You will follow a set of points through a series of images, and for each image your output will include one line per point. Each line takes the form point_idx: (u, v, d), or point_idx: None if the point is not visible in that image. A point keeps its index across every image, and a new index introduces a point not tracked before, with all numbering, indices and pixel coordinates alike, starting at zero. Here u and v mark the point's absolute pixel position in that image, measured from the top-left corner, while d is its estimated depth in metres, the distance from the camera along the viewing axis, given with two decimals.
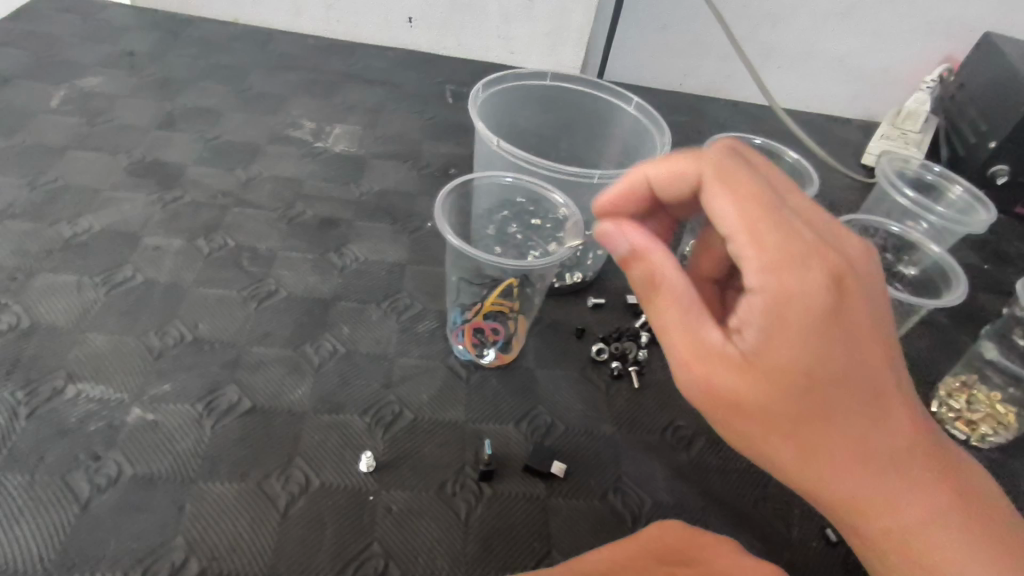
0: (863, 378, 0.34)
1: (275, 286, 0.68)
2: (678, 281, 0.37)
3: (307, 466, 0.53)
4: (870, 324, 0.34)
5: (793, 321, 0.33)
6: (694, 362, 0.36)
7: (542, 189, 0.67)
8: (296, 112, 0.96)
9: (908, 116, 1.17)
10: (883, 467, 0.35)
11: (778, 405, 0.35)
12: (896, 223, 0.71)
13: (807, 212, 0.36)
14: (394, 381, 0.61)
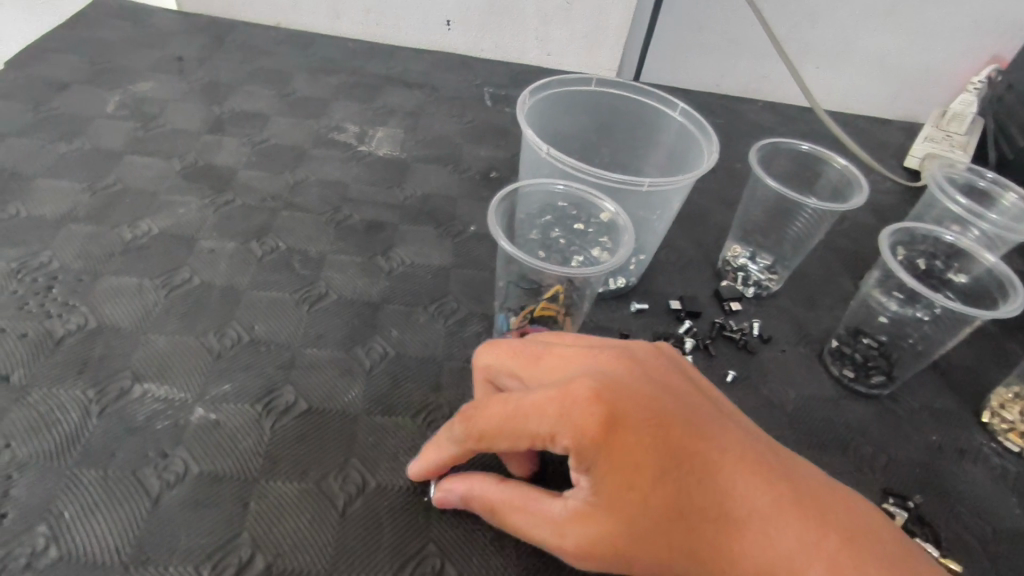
0: (681, 478, 0.40)
1: (325, 289, 0.69)
2: (503, 490, 0.47)
3: (362, 467, 0.54)
4: (655, 431, 0.40)
5: (593, 455, 0.39)
6: (556, 529, 0.43)
7: (594, 197, 0.68)
8: (339, 116, 0.97)
9: (953, 118, 1.15)
10: (753, 538, 0.39)
11: (632, 546, 0.41)
12: (950, 233, 0.69)
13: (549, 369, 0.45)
14: (444, 384, 0.62)
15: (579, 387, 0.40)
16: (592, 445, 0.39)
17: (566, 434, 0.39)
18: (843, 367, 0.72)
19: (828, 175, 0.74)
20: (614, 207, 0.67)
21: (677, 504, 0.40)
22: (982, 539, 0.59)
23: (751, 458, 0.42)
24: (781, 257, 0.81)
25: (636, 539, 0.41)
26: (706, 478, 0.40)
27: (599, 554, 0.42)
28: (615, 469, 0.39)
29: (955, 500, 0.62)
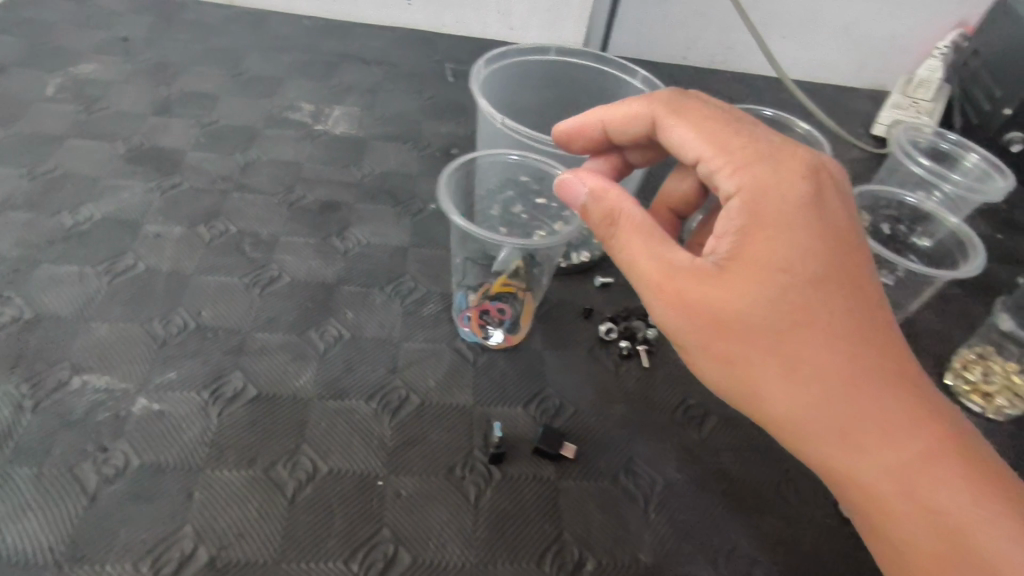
0: (823, 269, 0.38)
1: (277, 272, 0.67)
2: (635, 213, 0.42)
3: (314, 452, 0.53)
4: (831, 214, 0.39)
5: (758, 219, 0.38)
6: (663, 278, 0.40)
7: (546, 163, 0.65)
8: (294, 95, 0.94)
9: (920, 84, 1.17)
10: (874, 389, 0.37)
11: (750, 325, 0.38)
12: (911, 194, 0.69)
13: (747, 149, 0.40)
14: (400, 366, 0.61)
15: (792, 157, 0.40)
16: (756, 210, 0.38)
17: (758, 180, 0.39)
18: None
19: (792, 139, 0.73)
20: (566, 173, 0.65)
21: (816, 313, 0.37)
22: None
23: (899, 343, 0.38)
24: None
25: (757, 325, 0.38)
26: (862, 293, 0.38)
27: (694, 326, 0.39)
28: (736, 279, 0.38)
29: None
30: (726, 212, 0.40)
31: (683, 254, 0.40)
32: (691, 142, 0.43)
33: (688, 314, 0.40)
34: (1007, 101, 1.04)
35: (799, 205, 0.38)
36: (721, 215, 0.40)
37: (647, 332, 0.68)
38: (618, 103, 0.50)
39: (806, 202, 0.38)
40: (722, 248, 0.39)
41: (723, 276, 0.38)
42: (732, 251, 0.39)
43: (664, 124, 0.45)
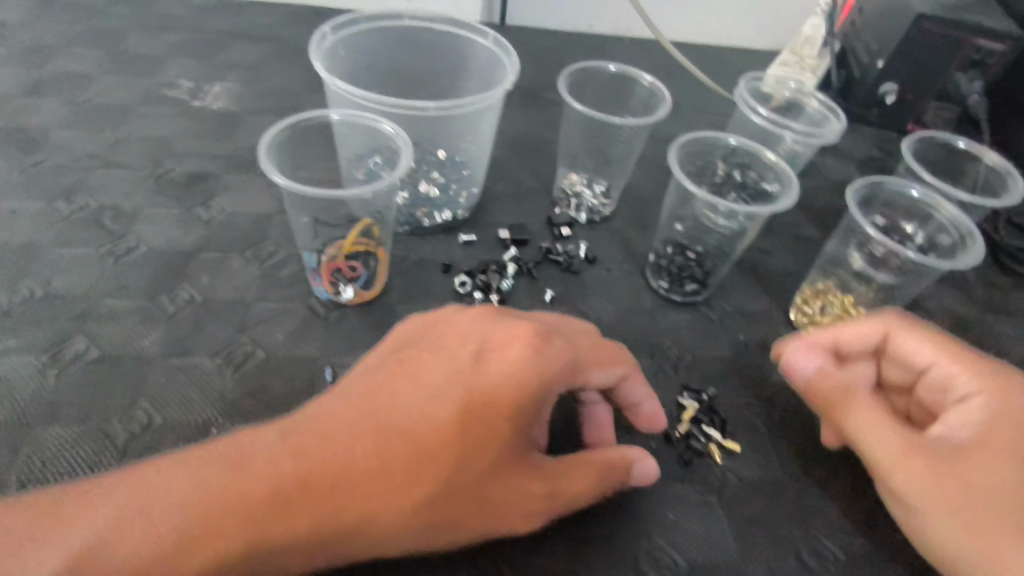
0: (457, 395, 0.44)
1: (134, 242, 0.68)
2: (523, 328, 0.48)
3: (150, 407, 0.55)
4: (504, 344, 0.46)
5: (505, 357, 0.45)
6: (482, 396, 0.44)
7: (371, 119, 0.64)
8: (173, 72, 0.94)
9: (806, 42, 1.23)
10: (427, 460, 0.42)
11: (360, 448, 0.41)
12: (732, 135, 0.74)
13: (483, 349, 0.46)
14: (250, 324, 0.63)
15: (520, 331, 0.47)
16: (471, 368, 0.45)
17: (523, 335, 0.47)
18: (659, 279, 0.75)
19: (637, 91, 0.76)
20: (393, 127, 0.63)
21: (447, 408, 0.43)
22: (769, 423, 0.63)
23: (495, 420, 0.44)
24: (613, 180, 0.84)
25: (380, 441, 0.42)
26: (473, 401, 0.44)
27: (393, 447, 0.42)
28: (406, 400, 0.43)
29: (749, 392, 0.66)
30: (504, 352, 0.46)
31: (428, 376, 0.45)
32: (924, 352, 0.52)
33: (333, 429, 0.42)
34: (879, 55, 1.08)
35: (524, 339, 0.46)
36: (494, 350, 0.46)
37: (502, 283, 0.71)
38: (846, 323, 0.56)
39: (538, 334, 0.47)
40: (968, 387, 0.49)
41: (440, 399, 0.43)
42: (974, 438, 0.46)
43: (897, 337, 0.54)
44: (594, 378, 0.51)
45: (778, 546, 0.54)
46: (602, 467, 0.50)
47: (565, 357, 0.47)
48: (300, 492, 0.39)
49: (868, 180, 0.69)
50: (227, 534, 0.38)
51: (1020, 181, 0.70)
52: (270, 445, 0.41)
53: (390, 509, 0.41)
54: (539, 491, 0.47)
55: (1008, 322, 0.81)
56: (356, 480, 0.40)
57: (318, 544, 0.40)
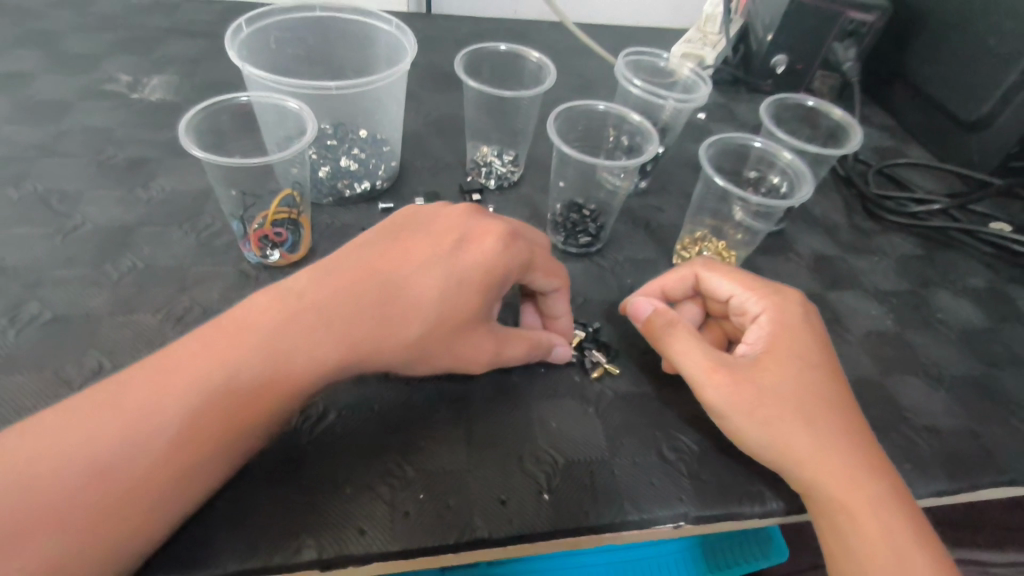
0: (438, 274, 0.58)
1: (81, 220, 0.76)
2: (495, 227, 0.62)
3: (100, 355, 0.63)
4: (477, 241, 0.61)
5: (480, 252, 0.60)
6: (455, 275, 0.58)
7: (277, 99, 0.72)
8: (113, 68, 1.02)
9: (708, 19, 1.28)
10: (411, 316, 0.56)
11: (358, 305, 0.55)
12: (602, 102, 0.82)
13: (466, 243, 0.60)
14: (188, 285, 0.71)
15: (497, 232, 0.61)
16: (454, 254, 0.59)
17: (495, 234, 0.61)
18: (557, 234, 0.85)
19: (528, 66, 0.87)
20: (297, 104, 0.72)
21: (429, 283, 0.57)
22: (645, 349, 0.74)
23: (460, 296, 0.58)
24: (519, 149, 0.94)
25: (376, 301, 0.55)
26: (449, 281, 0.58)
27: (383, 307, 0.55)
28: (399, 274, 0.57)
29: (630, 325, 0.77)
30: (481, 247, 0.60)
31: (417, 259, 0.59)
32: (723, 286, 0.67)
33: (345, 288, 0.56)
34: (769, 29, 1.19)
35: (497, 238, 0.61)
36: (473, 243, 0.60)
37: None
38: (670, 271, 0.71)
39: (508, 237, 0.61)
40: (760, 310, 0.64)
41: (426, 274, 0.58)
42: (765, 347, 0.62)
43: (705, 277, 0.69)
44: (537, 280, 0.64)
45: (643, 442, 0.65)
46: (534, 340, 0.65)
47: (524, 257, 0.62)
48: (318, 353, 0.53)
49: (721, 138, 0.79)
50: (277, 374, 0.51)
51: (857, 134, 0.81)
52: (297, 316, 0.53)
53: (388, 352, 0.55)
54: (490, 350, 0.61)
55: (868, 259, 0.93)
56: (364, 338, 0.54)
57: (333, 380, 0.54)
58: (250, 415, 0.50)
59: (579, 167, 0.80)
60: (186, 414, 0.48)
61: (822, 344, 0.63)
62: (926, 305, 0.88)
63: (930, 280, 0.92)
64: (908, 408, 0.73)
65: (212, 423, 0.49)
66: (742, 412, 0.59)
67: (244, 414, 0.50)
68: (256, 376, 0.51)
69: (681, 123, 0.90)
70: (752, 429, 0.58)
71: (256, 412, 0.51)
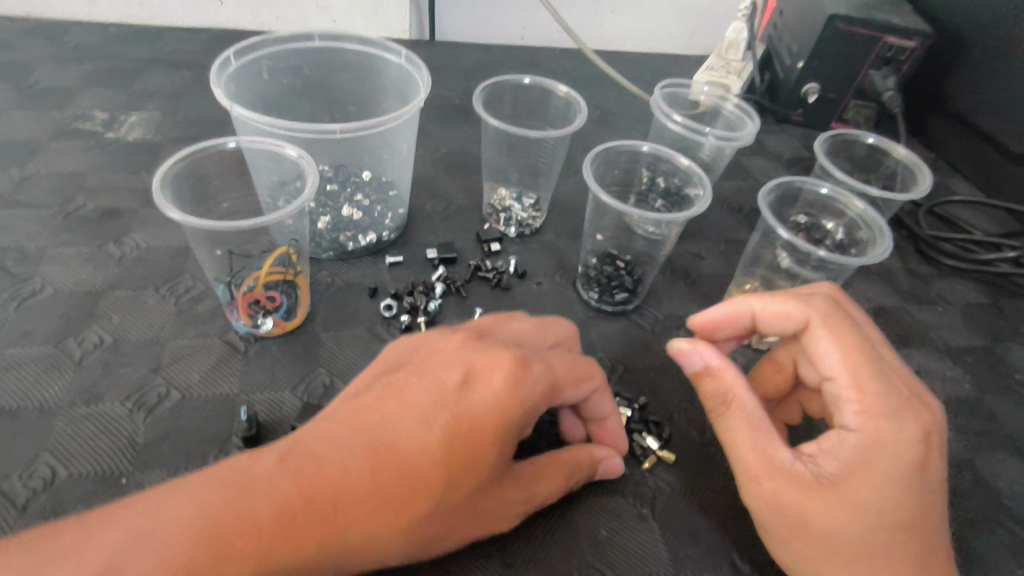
0: (404, 459, 0.43)
1: (40, 285, 0.66)
2: (500, 373, 0.46)
3: (54, 459, 0.52)
4: (467, 399, 0.45)
5: (465, 423, 0.44)
6: (415, 462, 0.43)
7: (273, 145, 0.62)
8: (86, 104, 0.91)
9: (731, 46, 1.20)
10: (352, 510, 0.41)
11: (289, 497, 0.40)
12: (645, 142, 0.74)
13: (456, 397, 0.45)
14: (164, 364, 0.60)
15: (500, 379, 0.46)
16: (439, 414, 0.44)
17: (495, 395, 0.45)
18: (590, 290, 0.75)
19: (554, 102, 0.78)
20: (296, 152, 0.62)
21: (393, 460, 0.43)
22: (701, 428, 0.64)
23: (417, 487, 0.42)
24: (541, 192, 0.84)
25: (317, 492, 0.41)
26: (403, 472, 0.42)
27: (314, 501, 0.41)
28: (352, 444, 0.43)
29: (681, 398, 0.66)
30: (479, 392, 0.45)
31: (394, 417, 0.45)
32: (831, 359, 0.50)
33: (282, 467, 0.42)
34: (800, 56, 1.11)
35: (496, 395, 0.45)
36: (466, 393, 0.45)
37: (429, 304, 0.70)
38: (772, 298, 0.54)
39: (518, 383, 0.46)
40: (854, 417, 0.48)
41: (399, 445, 0.43)
42: (835, 473, 0.46)
43: (815, 332, 0.51)
44: (564, 398, 0.51)
45: (711, 553, 0.54)
46: (574, 464, 0.53)
47: (546, 378, 0.48)
48: (289, 519, 0.40)
49: (780, 182, 0.71)
50: (225, 553, 0.38)
51: (927, 172, 0.73)
52: (272, 470, 0.41)
53: (375, 528, 0.42)
54: (521, 497, 0.49)
55: (930, 311, 0.83)
56: (350, 507, 0.41)
57: (306, 561, 0.40)
58: None
59: (616, 216, 0.70)
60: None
61: (922, 482, 0.45)
62: (1002, 364, 0.78)
63: (1000, 334, 0.82)
64: (1007, 495, 0.64)
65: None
66: (781, 530, 0.48)
67: None
68: (196, 557, 0.37)
69: (723, 162, 0.81)
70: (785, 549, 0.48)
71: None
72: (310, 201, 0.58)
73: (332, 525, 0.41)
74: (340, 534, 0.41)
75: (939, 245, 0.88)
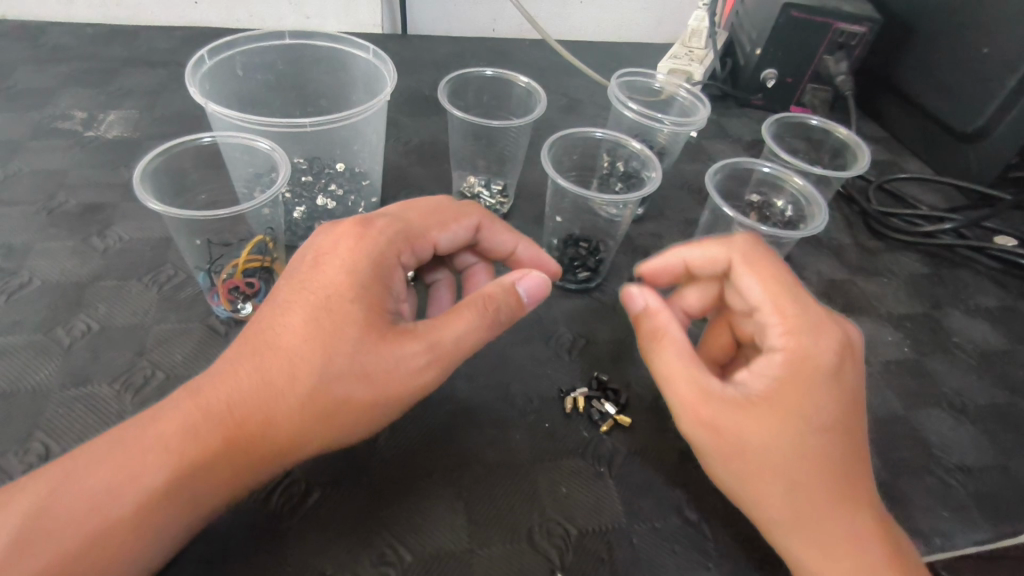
0: (283, 350, 0.47)
1: (28, 277, 0.69)
2: (332, 237, 0.52)
3: (47, 437, 0.56)
4: (310, 275, 0.50)
5: (315, 300, 0.48)
6: (282, 351, 0.47)
7: (245, 138, 0.66)
8: (66, 103, 0.94)
9: (692, 34, 1.24)
10: (246, 408, 0.46)
11: (191, 409, 0.46)
12: (600, 128, 0.78)
13: (300, 270, 0.51)
14: (149, 348, 0.64)
15: (340, 250, 0.51)
16: (287, 298, 0.49)
17: (338, 267, 0.50)
18: None
19: (516, 91, 0.83)
20: (268, 145, 0.66)
21: (270, 358, 0.47)
22: (655, 395, 0.68)
23: (289, 369, 0.46)
24: (508, 178, 0.88)
25: (210, 402, 0.46)
26: (274, 362, 0.47)
27: (210, 410, 0.46)
28: (237, 357, 0.48)
29: (636, 367, 0.71)
30: (318, 272, 0.50)
31: (264, 326, 0.48)
32: (755, 291, 0.52)
33: (182, 392, 0.48)
34: (757, 42, 1.14)
35: (337, 268, 0.49)
36: (305, 267, 0.51)
37: None
38: (699, 246, 0.58)
39: (344, 250, 0.51)
40: (781, 337, 0.50)
41: (271, 340, 0.47)
42: (763, 391, 0.48)
43: (738, 271, 0.54)
44: (437, 239, 0.59)
45: (662, 506, 0.59)
46: (485, 302, 0.51)
47: (387, 236, 0.53)
48: (192, 431, 0.46)
49: (726, 163, 0.76)
50: (140, 468, 0.44)
51: (864, 150, 0.80)
52: (175, 398, 0.48)
53: (275, 413, 0.46)
54: (420, 350, 0.48)
55: (877, 282, 0.89)
56: (247, 404, 0.46)
57: (218, 455, 0.45)
58: (129, 520, 0.43)
59: (576, 199, 0.74)
60: (74, 539, 0.42)
61: (838, 384, 0.48)
62: (943, 329, 0.83)
63: (942, 302, 0.87)
64: (936, 447, 0.69)
65: (103, 552, 0.43)
66: (720, 458, 0.51)
67: (124, 521, 0.43)
68: (115, 477, 0.44)
69: (679, 145, 0.86)
70: (728, 479, 0.52)
71: (139, 506, 0.44)
72: (280, 191, 0.63)
73: (233, 426, 0.46)
74: (241, 429, 0.46)
75: (886, 220, 0.93)
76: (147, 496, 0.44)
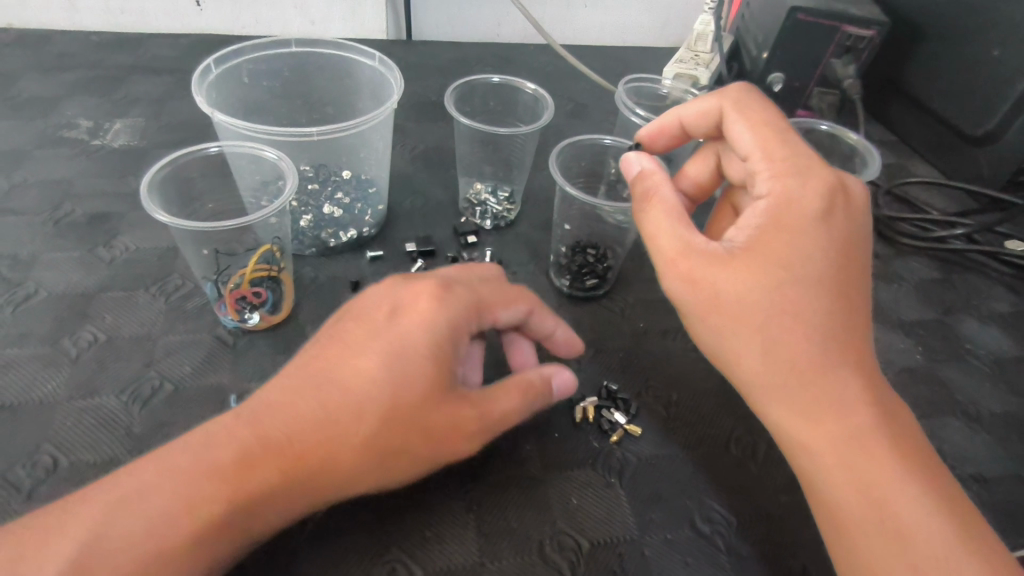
0: (353, 393, 0.46)
1: (35, 288, 0.69)
2: (413, 295, 0.53)
3: (55, 450, 0.56)
4: (389, 326, 0.50)
5: (394, 349, 0.48)
6: (352, 392, 0.47)
7: (251, 147, 0.66)
8: (72, 112, 0.94)
9: (699, 39, 1.24)
10: (307, 441, 0.45)
11: (251, 436, 0.45)
12: (607, 135, 0.77)
13: (377, 318, 0.52)
14: (156, 359, 0.64)
15: (417, 306, 0.52)
16: (363, 343, 0.49)
17: (418, 320, 0.50)
18: (562, 277, 0.79)
19: (522, 98, 0.83)
20: (275, 154, 0.65)
21: (339, 398, 0.46)
22: (664, 404, 0.68)
23: (358, 411, 0.46)
24: (515, 185, 0.88)
25: (273, 432, 0.45)
26: (344, 404, 0.46)
27: (272, 441, 0.45)
28: (304, 391, 0.47)
29: (645, 376, 0.71)
30: (400, 325, 0.50)
31: (339, 368, 0.48)
32: (743, 138, 0.52)
33: (238, 419, 0.46)
34: (763, 46, 1.14)
35: (418, 322, 0.50)
36: (379, 318, 0.51)
37: None
38: (692, 101, 0.59)
39: (421, 306, 0.52)
40: (766, 182, 0.50)
41: (342, 382, 0.47)
42: (745, 242, 0.49)
43: (729, 118, 0.55)
44: (499, 315, 0.57)
45: (674, 517, 0.59)
46: (526, 385, 0.54)
47: (468, 300, 0.54)
48: (251, 460, 0.44)
49: None
50: (196, 495, 0.43)
51: (874, 155, 0.79)
52: (229, 422, 0.46)
53: (336, 452, 0.45)
54: (474, 416, 0.49)
55: (887, 287, 0.88)
56: (309, 438, 0.45)
57: (277, 488, 0.44)
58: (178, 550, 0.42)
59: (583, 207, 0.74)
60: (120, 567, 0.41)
61: (827, 232, 0.48)
62: (955, 335, 0.83)
63: (953, 307, 0.86)
64: (949, 455, 0.68)
65: None
66: (699, 309, 0.51)
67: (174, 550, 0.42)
68: (169, 506, 0.42)
69: (686, 151, 0.85)
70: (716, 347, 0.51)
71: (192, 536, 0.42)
72: (287, 201, 0.62)
73: (296, 460, 0.45)
74: (301, 465, 0.45)
75: (896, 226, 0.93)
76: (198, 526, 0.42)
